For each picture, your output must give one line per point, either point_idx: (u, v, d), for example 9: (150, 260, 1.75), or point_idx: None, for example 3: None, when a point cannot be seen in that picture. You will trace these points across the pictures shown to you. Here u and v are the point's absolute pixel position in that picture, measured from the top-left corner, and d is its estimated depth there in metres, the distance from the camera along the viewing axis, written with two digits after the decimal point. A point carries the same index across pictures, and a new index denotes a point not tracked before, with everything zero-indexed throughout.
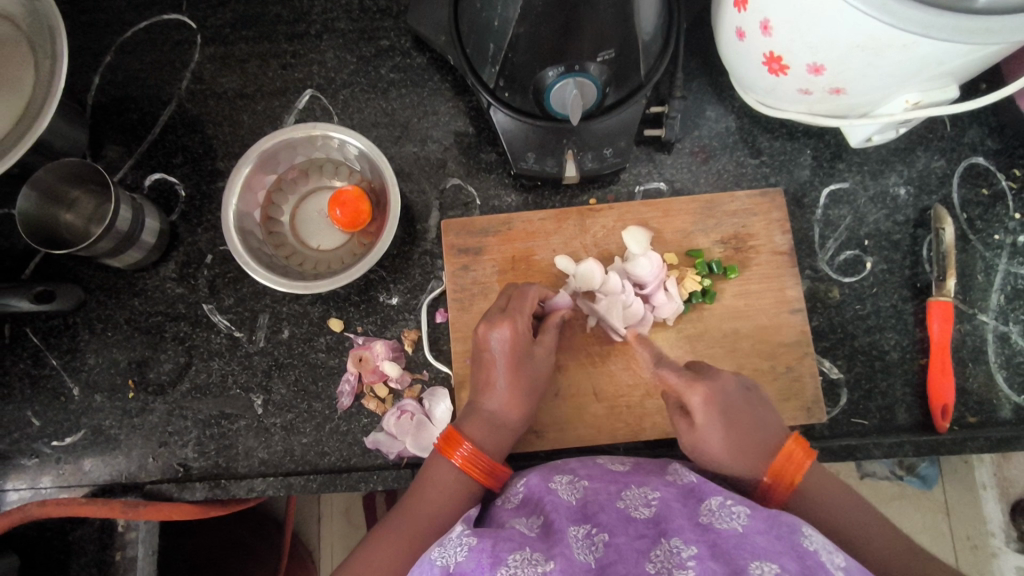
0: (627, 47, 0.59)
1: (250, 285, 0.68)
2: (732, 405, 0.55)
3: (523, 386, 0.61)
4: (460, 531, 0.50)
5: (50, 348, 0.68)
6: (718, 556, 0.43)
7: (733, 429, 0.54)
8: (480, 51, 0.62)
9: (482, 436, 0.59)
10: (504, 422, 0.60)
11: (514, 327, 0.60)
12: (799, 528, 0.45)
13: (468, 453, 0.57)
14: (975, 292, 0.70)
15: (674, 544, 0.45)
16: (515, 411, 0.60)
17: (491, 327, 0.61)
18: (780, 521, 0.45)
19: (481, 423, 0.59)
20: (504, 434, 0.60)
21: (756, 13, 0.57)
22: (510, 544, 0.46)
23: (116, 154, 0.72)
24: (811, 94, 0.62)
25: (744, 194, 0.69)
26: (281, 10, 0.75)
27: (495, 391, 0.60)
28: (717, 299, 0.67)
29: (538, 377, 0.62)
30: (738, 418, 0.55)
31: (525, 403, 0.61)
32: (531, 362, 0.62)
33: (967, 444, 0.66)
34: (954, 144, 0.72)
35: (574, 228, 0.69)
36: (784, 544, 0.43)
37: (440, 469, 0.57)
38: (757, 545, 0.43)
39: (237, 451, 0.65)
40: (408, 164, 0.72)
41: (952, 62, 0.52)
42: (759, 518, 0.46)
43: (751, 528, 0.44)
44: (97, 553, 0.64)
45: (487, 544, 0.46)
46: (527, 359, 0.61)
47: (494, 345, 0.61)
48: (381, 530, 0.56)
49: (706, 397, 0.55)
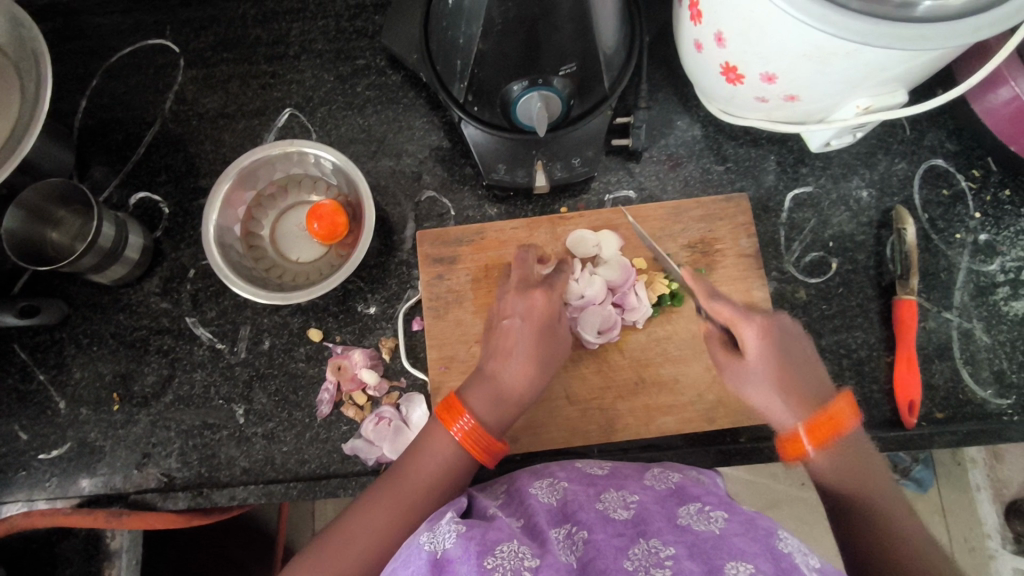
0: (588, 60, 0.61)
1: (231, 299, 0.70)
2: (786, 343, 0.59)
3: (542, 358, 0.63)
4: (450, 521, 0.50)
5: (37, 363, 0.70)
6: (695, 555, 0.44)
7: (778, 365, 0.57)
8: (449, 67, 0.64)
9: (484, 410, 0.60)
10: (511, 394, 0.61)
11: (543, 296, 0.64)
12: (776, 531, 0.47)
13: (466, 427, 0.58)
14: (938, 290, 0.71)
15: (652, 544, 0.46)
16: (526, 385, 0.62)
17: (521, 294, 0.65)
18: (759, 524, 0.47)
19: (486, 394, 0.60)
20: (509, 406, 0.61)
21: (710, 26, 0.59)
22: (496, 536, 0.47)
23: (101, 174, 0.74)
24: (767, 102, 0.64)
25: (710, 200, 0.72)
26: (260, 33, 0.77)
27: (512, 361, 0.62)
28: (685, 302, 0.69)
29: (559, 352, 0.64)
30: (788, 361, 0.58)
31: (536, 379, 0.62)
32: (552, 336, 0.64)
33: (935, 438, 0.67)
34: (914, 147, 0.75)
35: (545, 236, 0.71)
36: (760, 544, 0.45)
37: (439, 437, 0.59)
38: (733, 545, 0.45)
39: (219, 460, 0.67)
40: (384, 178, 0.74)
41: (895, 68, 0.54)
42: (735, 522, 0.48)
43: (728, 530, 0.46)
44: (83, 563, 0.65)
45: (476, 534, 0.47)
46: (550, 333, 0.64)
47: (519, 312, 0.64)
48: (366, 499, 0.57)
49: (762, 332, 0.58)
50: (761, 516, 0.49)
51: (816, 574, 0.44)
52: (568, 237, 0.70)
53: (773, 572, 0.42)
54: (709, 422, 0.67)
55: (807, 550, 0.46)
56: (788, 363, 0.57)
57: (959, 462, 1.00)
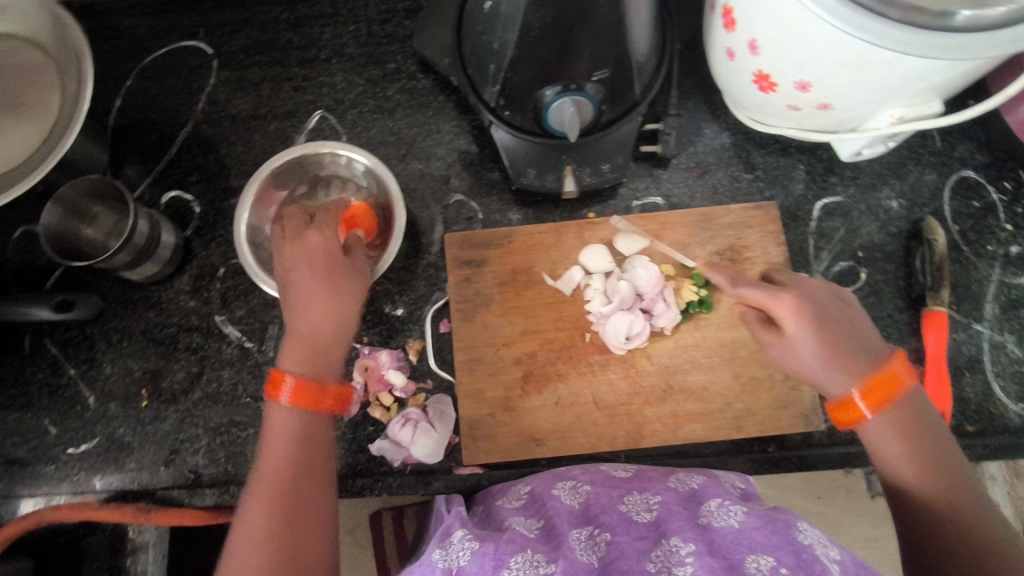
0: (621, 67, 0.62)
1: (261, 298, 0.71)
2: (821, 309, 0.60)
3: (337, 289, 0.57)
4: (462, 535, 0.52)
5: (68, 358, 0.70)
6: (715, 551, 0.45)
7: (822, 331, 0.58)
8: (482, 71, 0.65)
9: (295, 363, 0.54)
10: (325, 339, 0.55)
11: (325, 239, 0.59)
12: (794, 524, 0.46)
13: (293, 385, 0.53)
14: (969, 302, 0.71)
15: (672, 543, 0.47)
16: (335, 327, 0.56)
17: (295, 245, 0.58)
18: (777, 518, 0.47)
19: (298, 347, 0.55)
20: (331, 353, 0.56)
21: (744, 34, 0.59)
22: (511, 547, 0.49)
23: (134, 172, 0.75)
24: (799, 110, 0.64)
25: (739, 208, 0.71)
26: (292, 36, 0.78)
27: (305, 311, 0.56)
28: (714, 309, 0.69)
29: (357, 273, 0.59)
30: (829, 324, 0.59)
31: (342, 317, 0.57)
32: (341, 268, 0.58)
33: (966, 451, 0.67)
34: (945, 158, 0.74)
35: (574, 241, 0.71)
36: (779, 538, 0.45)
37: (273, 417, 0.53)
38: (754, 539, 0.45)
39: (246, 458, 0.67)
40: (413, 181, 0.75)
41: (932, 78, 0.54)
42: (755, 517, 0.48)
43: (748, 524, 0.47)
44: (109, 558, 0.66)
45: (490, 547, 0.49)
46: (336, 266, 0.58)
47: (300, 275, 0.57)
48: (248, 502, 0.50)
49: (796, 303, 0.59)
50: (780, 511, 0.49)
51: (838, 566, 0.44)
52: (581, 253, 0.70)
53: (794, 565, 0.43)
54: (736, 429, 0.66)
55: (827, 541, 0.46)
56: (834, 329, 0.59)
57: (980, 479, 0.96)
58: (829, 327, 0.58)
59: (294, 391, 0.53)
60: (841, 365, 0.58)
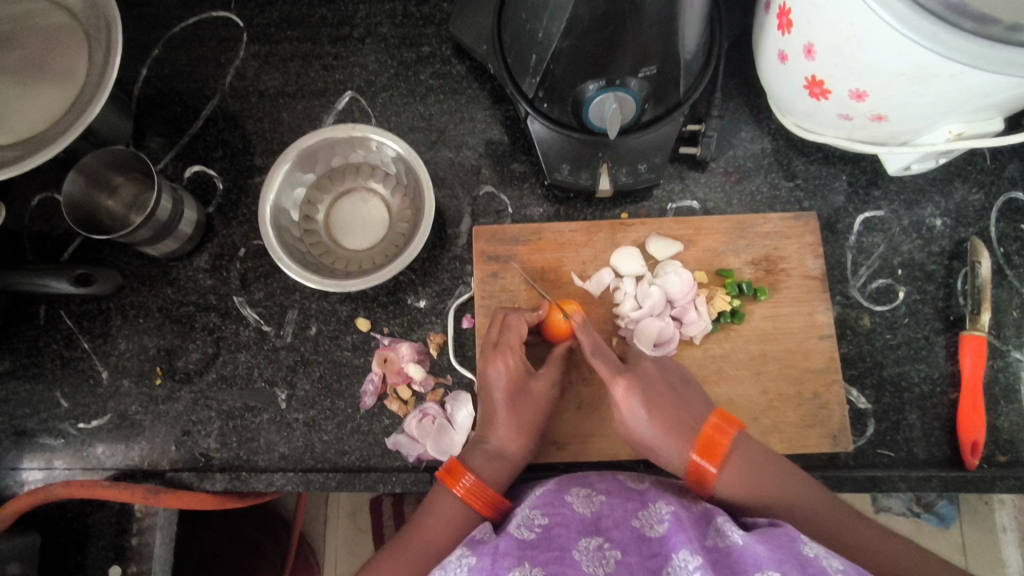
0: (669, 64, 0.59)
1: (281, 281, 0.69)
2: (657, 390, 0.57)
3: (526, 421, 0.60)
4: (461, 553, 0.49)
5: (83, 331, 0.69)
6: (724, 567, 0.42)
7: (653, 416, 0.55)
8: (521, 61, 0.63)
9: (483, 469, 0.59)
10: (509, 457, 0.60)
11: (511, 360, 0.61)
12: (798, 538, 0.43)
13: (469, 484, 0.57)
14: (1010, 328, 0.69)
15: (680, 557, 0.43)
16: (520, 446, 0.60)
17: (488, 364, 0.62)
18: (778, 533, 0.45)
19: (482, 458, 0.59)
20: (510, 469, 0.59)
21: (801, 37, 0.57)
22: (508, 561, 0.46)
23: (158, 145, 0.74)
24: (851, 120, 0.62)
25: (778, 217, 0.69)
26: (326, 13, 0.76)
27: (498, 428, 0.60)
28: (745, 320, 0.67)
29: (540, 411, 0.61)
30: (666, 406, 0.56)
31: (527, 440, 0.60)
32: (532, 395, 0.61)
33: (997, 482, 0.65)
34: (993, 177, 0.72)
35: (604, 241, 0.69)
36: (785, 554, 0.42)
37: (441, 501, 0.57)
38: (759, 555, 0.42)
39: (258, 444, 0.66)
40: (442, 170, 0.73)
41: (998, 95, 0.52)
42: (759, 534, 0.45)
43: (753, 539, 0.44)
44: (115, 536, 0.65)
45: (487, 563, 0.46)
46: (527, 392, 0.61)
47: (492, 381, 0.61)
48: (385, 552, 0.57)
49: (628, 389, 0.57)
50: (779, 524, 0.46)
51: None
52: (613, 254, 0.68)
53: None
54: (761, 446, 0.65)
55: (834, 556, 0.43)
56: (666, 413, 0.55)
57: (986, 502, 0.96)
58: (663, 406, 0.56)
59: (469, 486, 0.57)
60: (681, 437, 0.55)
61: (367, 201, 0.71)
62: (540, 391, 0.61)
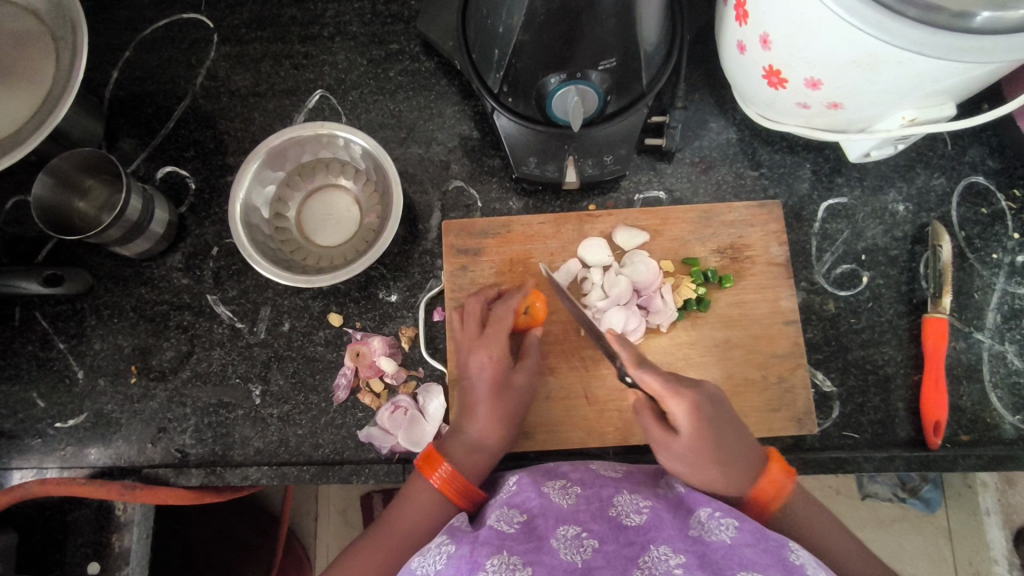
0: (628, 57, 0.60)
1: (254, 278, 0.70)
2: (716, 416, 0.54)
3: (505, 412, 0.61)
4: (441, 540, 0.51)
5: (58, 332, 0.70)
6: (705, 565, 0.44)
7: (712, 446, 0.53)
8: (485, 57, 0.63)
9: (459, 458, 0.59)
10: (486, 447, 0.60)
11: (493, 351, 0.62)
12: (786, 544, 0.46)
13: (446, 475, 0.57)
14: (971, 310, 0.70)
15: (660, 552, 0.46)
16: (498, 436, 0.61)
17: (471, 352, 0.63)
18: (768, 536, 0.46)
19: (460, 448, 0.60)
20: (486, 459, 0.60)
21: (756, 27, 0.58)
22: (487, 550, 0.47)
23: (129, 146, 0.74)
24: (809, 108, 0.63)
25: (743, 206, 0.70)
26: (295, 12, 0.77)
27: (476, 417, 0.61)
28: (711, 308, 0.68)
29: (520, 402, 0.62)
30: (720, 437, 0.53)
31: (506, 430, 0.61)
32: (514, 386, 0.62)
33: (959, 461, 0.66)
34: (954, 162, 0.73)
35: (572, 233, 0.70)
36: (770, 558, 0.44)
37: (417, 492, 0.58)
38: (745, 557, 0.44)
39: (233, 439, 0.67)
40: (412, 166, 0.74)
41: (946, 81, 0.53)
42: (746, 529, 0.47)
43: (739, 540, 0.46)
44: (94, 533, 0.66)
45: (466, 551, 0.48)
46: (509, 383, 0.62)
47: (474, 369, 0.63)
48: (364, 540, 0.58)
49: (692, 409, 0.53)
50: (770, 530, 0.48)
51: None
52: (580, 245, 0.69)
53: None
54: None
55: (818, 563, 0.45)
56: (715, 447, 0.53)
57: (970, 484, 0.98)
58: (722, 442, 0.53)
59: (445, 476, 0.58)
60: (728, 472, 0.53)
61: (337, 198, 0.71)
62: (523, 382, 0.63)
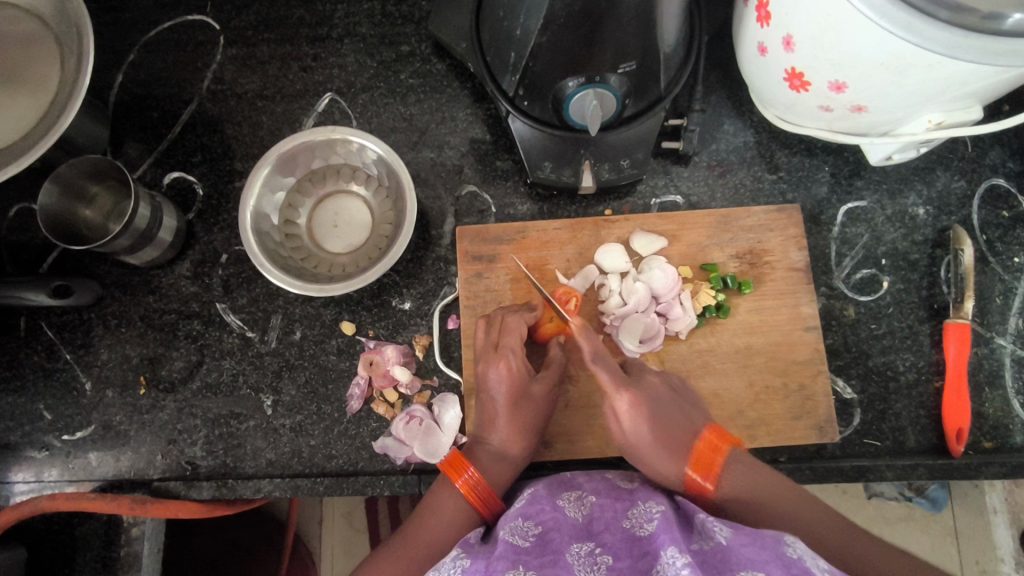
0: (648, 59, 0.58)
1: (264, 286, 0.69)
2: (658, 405, 0.56)
3: (527, 423, 0.60)
4: (455, 554, 0.49)
5: (64, 342, 0.68)
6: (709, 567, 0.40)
7: (654, 431, 0.54)
8: (501, 59, 0.62)
9: (484, 468, 0.59)
10: (510, 459, 0.60)
11: (509, 364, 0.60)
12: (781, 538, 0.41)
13: (470, 479, 0.57)
14: (993, 315, 0.69)
15: (669, 553, 0.42)
16: (522, 447, 0.60)
17: (488, 365, 0.61)
18: (764, 534, 0.42)
19: (485, 460, 0.59)
20: (511, 469, 0.59)
21: (779, 29, 0.56)
22: (503, 564, 0.45)
23: (135, 151, 0.73)
24: (831, 111, 0.62)
25: (761, 210, 0.69)
26: (303, 13, 0.75)
27: (498, 430, 0.60)
28: (731, 314, 0.67)
29: (540, 413, 0.61)
30: (658, 420, 0.55)
31: (529, 441, 0.60)
32: (533, 398, 0.61)
33: (983, 469, 0.65)
34: (975, 164, 0.72)
35: (589, 238, 0.69)
36: (768, 553, 0.40)
37: (441, 504, 0.58)
38: (744, 558, 0.40)
39: (244, 451, 0.66)
40: (424, 170, 0.72)
41: (976, 84, 0.52)
42: (743, 534, 0.43)
43: (735, 541, 0.41)
44: (102, 547, 0.64)
45: (479, 568, 0.46)
46: (527, 396, 0.61)
47: (491, 384, 0.61)
48: (386, 549, 0.57)
49: (633, 401, 0.56)
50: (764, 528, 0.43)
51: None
52: (598, 251, 0.68)
53: None
54: (748, 439, 0.65)
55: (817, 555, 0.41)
56: (659, 431, 0.54)
57: (976, 484, 0.96)
58: (663, 425, 0.54)
59: (469, 482, 0.57)
60: (671, 452, 0.54)
61: (348, 203, 0.70)
62: (543, 392, 0.61)
